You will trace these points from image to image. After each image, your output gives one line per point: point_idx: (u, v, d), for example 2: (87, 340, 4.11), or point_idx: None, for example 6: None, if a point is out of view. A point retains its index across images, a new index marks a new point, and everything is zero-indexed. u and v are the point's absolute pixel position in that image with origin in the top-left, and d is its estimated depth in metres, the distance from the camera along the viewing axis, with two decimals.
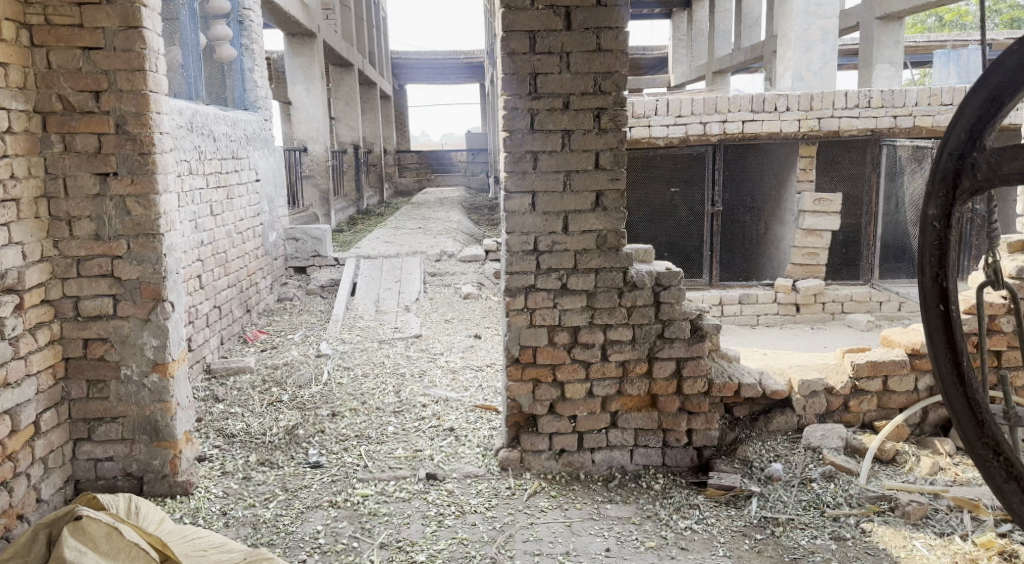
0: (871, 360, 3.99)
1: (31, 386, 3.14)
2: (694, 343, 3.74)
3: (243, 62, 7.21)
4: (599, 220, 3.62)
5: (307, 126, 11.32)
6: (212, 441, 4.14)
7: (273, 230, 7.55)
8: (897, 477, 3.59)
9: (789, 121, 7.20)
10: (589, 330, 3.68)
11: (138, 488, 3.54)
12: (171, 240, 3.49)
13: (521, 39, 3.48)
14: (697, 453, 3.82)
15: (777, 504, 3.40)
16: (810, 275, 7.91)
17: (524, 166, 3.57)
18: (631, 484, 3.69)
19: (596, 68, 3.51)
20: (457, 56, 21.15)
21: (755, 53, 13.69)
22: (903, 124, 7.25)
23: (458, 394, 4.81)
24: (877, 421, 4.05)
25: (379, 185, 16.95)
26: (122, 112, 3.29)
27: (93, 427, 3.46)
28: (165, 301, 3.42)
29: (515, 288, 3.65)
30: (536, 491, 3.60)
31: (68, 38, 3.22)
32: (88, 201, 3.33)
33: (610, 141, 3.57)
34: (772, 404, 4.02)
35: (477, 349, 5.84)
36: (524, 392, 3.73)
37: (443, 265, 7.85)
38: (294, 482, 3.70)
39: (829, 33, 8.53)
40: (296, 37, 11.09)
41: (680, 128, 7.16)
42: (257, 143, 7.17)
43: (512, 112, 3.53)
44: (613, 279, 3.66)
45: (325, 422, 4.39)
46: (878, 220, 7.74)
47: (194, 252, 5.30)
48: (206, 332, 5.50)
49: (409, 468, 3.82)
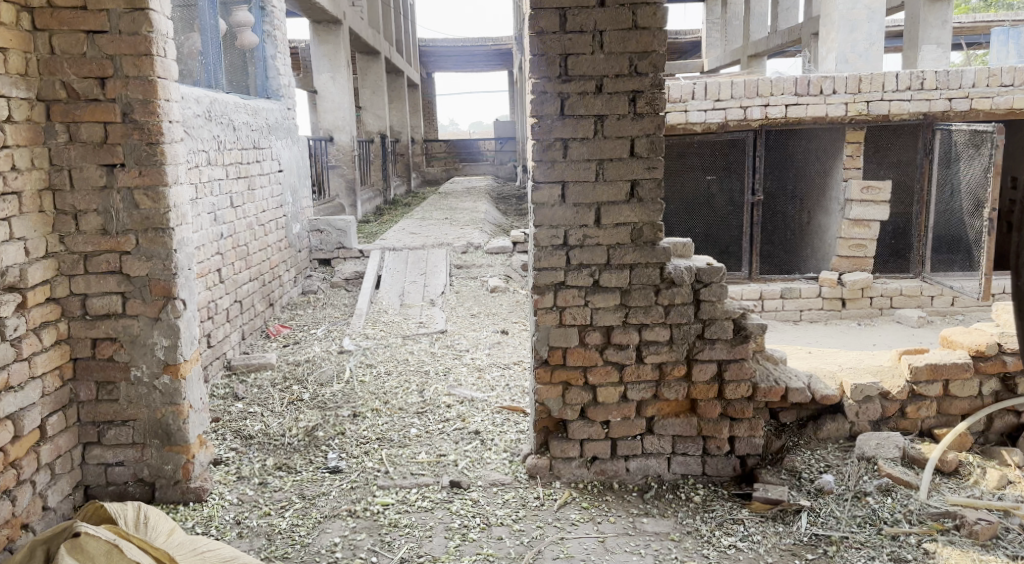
0: (931, 363, 3.69)
1: (35, 389, 3.00)
2: (737, 344, 3.47)
3: (265, 49, 7.02)
4: (633, 212, 3.36)
5: (333, 115, 11.13)
6: (228, 444, 3.98)
7: (297, 221, 7.40)
8: (961, 492, 3.29)
9: (836, 105, 6.83)
10: (623, 329, 3.43)
11: (150, 495, 3.39)
12: (182, 234, 3.32)
13: (550, 17, 3.22)
14: (740, 461, 3.56)
15: (829, 520, 3.14)
16: (856, 268, 7.54)
17: (554, 155, 3.32)
18: (668, 496, 3.45)
19: (632, 48, 3.24)
20: (485, 43, 20.86)
21: (794, 35, 13.18)
22: (959, 107, 6.87)
23: (484, 394, 4.60)
24: (937, 428, 3.75)
25: (407, 174, 16.79)
26: (128, 99, 3.11)
27: (102, 430, 3.31)
28: (176, 299, 3.26)
29: (543, 285, 3.41)
30: (567, 502, 3.38)
31: (71, 21, 3.04)
32: (95, 194, 3.16)
33: (646, 126, 3.31)
34: (821, 409, 3.74)
35: (504, 346, 5.61)
36: (553, 396, 3.48)
37: (470, 258, 7.64)
38: (311, 489, 3.52)
39: (875, 12, 8.07)
40: (321, 24, 10.84)
41: (718, 113, 6.83)
42: (280, 132, 7.01)
43: (541, 96, 3.28)
44: (649, 275, 3.40)
45: (347, 423, 4.20)
46: (930, 209, 7.34)
47: (212, 246, 5.15)
48: (227, 327, 5.34)
49: (432, 474, 3.62)
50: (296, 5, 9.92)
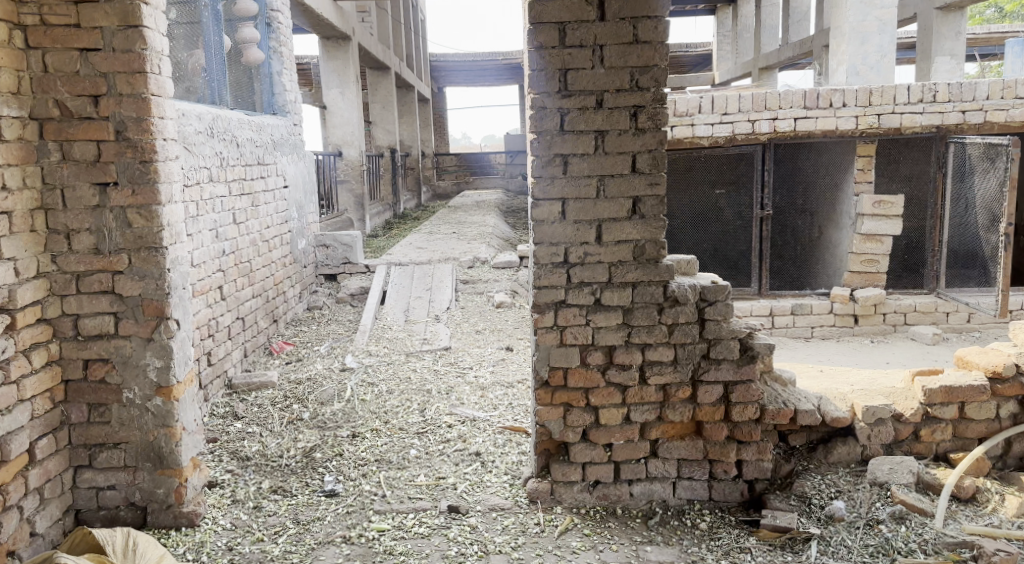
0: (945, 386, 3.56)
1: (24, 412, 2.95)
2: (744, 365, 3.37)
3: (271, 66, 7.00)
4: (635, 229, 3.28)
5: (342, 130, 11.09)
6: (224, 465, 3.91)
7: (303, 236, 7.34)
8: (978, 520, 3.17)
9: (846, 118, 6.73)
10: (626, 349, 3.33)
11: (142, 519, 3.31)
12: (176, 253, 3.27)
13: (549, 32, 3.15)
14: (748, 486, 3.45)
15: (840, 549, 3.03)
16: (870, 284, 7.42)
17: (554, 171, 3.25)
18: (674, 522, 3.34)
19: (633, 63, 3.17)
20: (496, 58, 20.85)
21: (805, 47, 13.08)
22: (972, 119, 6.74)
23: (487, 414, 4.50)
24: (952, 452, 3.63)
25: (417, 188, 16.77)
26: (122, 117, 3.07)
27: (94, 453, 3.25)
28: (169, 319, 3.20)
29: (543, 304, 3.32)
30: (568, 529, 3.28)
31: (64, 39, 3.01)
32: (87, 212, 3.12)
33: (648, 142, 3.23)
34: (832, 432, 3.63)
35: (508, 363, 5.53)
36: (554, 418, 3.38)
37: (476, 272, 7.58)
38: (306, 514, 3.44)
39: (886, 23, 7.99)
40: (330, 40, 10.88)
41: (726, 126, 6.73)
42: (285, 148, 6.97)
43: (540, 112, 3.21)
44: (652, 293, 3.31)
45: (345, 444, 4.12)
46: (943, 224, 7.24)
47: (214, 263, 5.10)
48: (228, 344, 5.29)
49: (430, 498, 3.53)
50: (303, 22, 9.93)
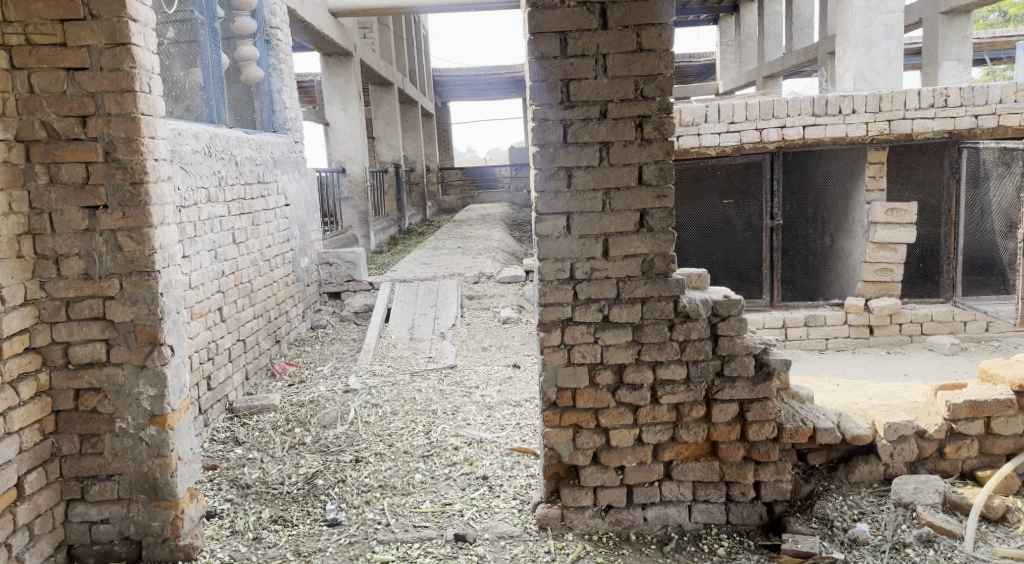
0: (971, 400, 3.41)
1: (10, 445, 2.85)
2: (760, 383, 3.24)
3: (271, 83, 6.92)
4: (644, 243, 3.16)
5: (346, 146, 11.01)
6: (223, 494, 3.79)
7: (306, 255, 7.24)
8: (1011, 542, 3.05)
9: (856, 125, 6.59)
10: (636, 368, 3.20)
11: (137, 554, 3.19)
12: (169, 277, 3.17)
13: (550, 42, 3.05)
14: (768, 508, 3.31)
15: None
16: (884, 293, 7.27)
17: (558, 184, 3.13)
18: (690, 548, 3.20)
19: (637, 71, 3.06)
20: (500, 72, 20.81)
21: (810, 54, 12.97)
22: (985, 123, 6.60)
23: (494, 435, 4.38)
24: (980, 470, 3.48)
25: (422, 203, 16.69)
26: (110, 137, 2.98)
27: (86, 485, 3.14)
28: (162, 346, 3.09)
29: (549, 322, 3.20)
30: (580, 557, 3.14)
31: (50, 59, 2.93)
32: (77, 237, 3.02)
33: (654, 153, 3.12)
34: (853, 450, 3.51)
35: (516, 382, 5.39)
36: (563, 440, 3.25)
37: (482, 288, 7.47)
38: (308, 545, 3.32)
39: (893, 28, 7.90)
40: (332, 57, 10.85)
41: (733, 135, 6.62)
42: (287, 166, 6.89)
43: (542, 124, 3.10)
44: (662, 309, 3.18)
45: (348, 469, 4.00)
46: (958, 231, 7.10)
47: (213, 284, 5.01)
48: (229, 367, 5.18)
49: (436, 526, 3.40)
50: (305, 39, 9.89)
